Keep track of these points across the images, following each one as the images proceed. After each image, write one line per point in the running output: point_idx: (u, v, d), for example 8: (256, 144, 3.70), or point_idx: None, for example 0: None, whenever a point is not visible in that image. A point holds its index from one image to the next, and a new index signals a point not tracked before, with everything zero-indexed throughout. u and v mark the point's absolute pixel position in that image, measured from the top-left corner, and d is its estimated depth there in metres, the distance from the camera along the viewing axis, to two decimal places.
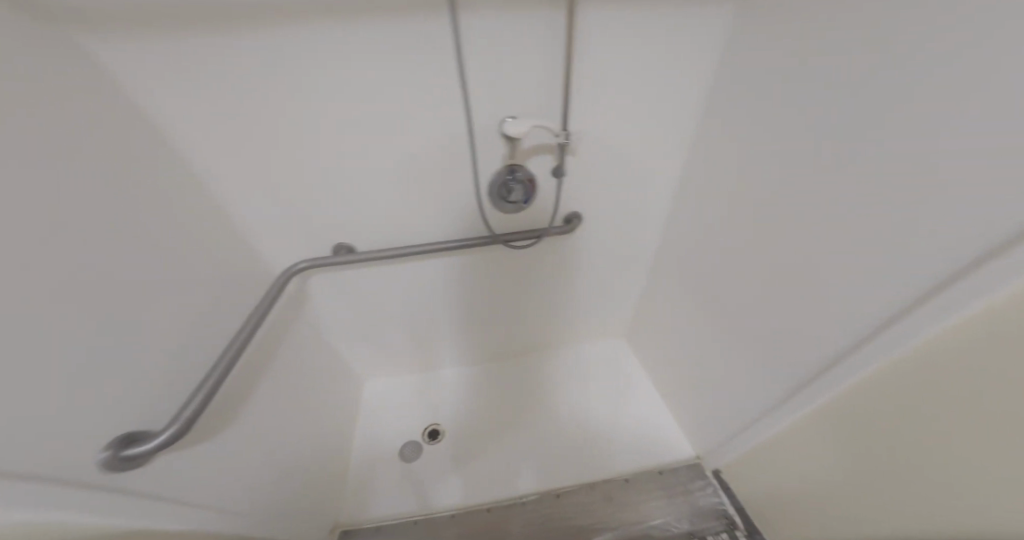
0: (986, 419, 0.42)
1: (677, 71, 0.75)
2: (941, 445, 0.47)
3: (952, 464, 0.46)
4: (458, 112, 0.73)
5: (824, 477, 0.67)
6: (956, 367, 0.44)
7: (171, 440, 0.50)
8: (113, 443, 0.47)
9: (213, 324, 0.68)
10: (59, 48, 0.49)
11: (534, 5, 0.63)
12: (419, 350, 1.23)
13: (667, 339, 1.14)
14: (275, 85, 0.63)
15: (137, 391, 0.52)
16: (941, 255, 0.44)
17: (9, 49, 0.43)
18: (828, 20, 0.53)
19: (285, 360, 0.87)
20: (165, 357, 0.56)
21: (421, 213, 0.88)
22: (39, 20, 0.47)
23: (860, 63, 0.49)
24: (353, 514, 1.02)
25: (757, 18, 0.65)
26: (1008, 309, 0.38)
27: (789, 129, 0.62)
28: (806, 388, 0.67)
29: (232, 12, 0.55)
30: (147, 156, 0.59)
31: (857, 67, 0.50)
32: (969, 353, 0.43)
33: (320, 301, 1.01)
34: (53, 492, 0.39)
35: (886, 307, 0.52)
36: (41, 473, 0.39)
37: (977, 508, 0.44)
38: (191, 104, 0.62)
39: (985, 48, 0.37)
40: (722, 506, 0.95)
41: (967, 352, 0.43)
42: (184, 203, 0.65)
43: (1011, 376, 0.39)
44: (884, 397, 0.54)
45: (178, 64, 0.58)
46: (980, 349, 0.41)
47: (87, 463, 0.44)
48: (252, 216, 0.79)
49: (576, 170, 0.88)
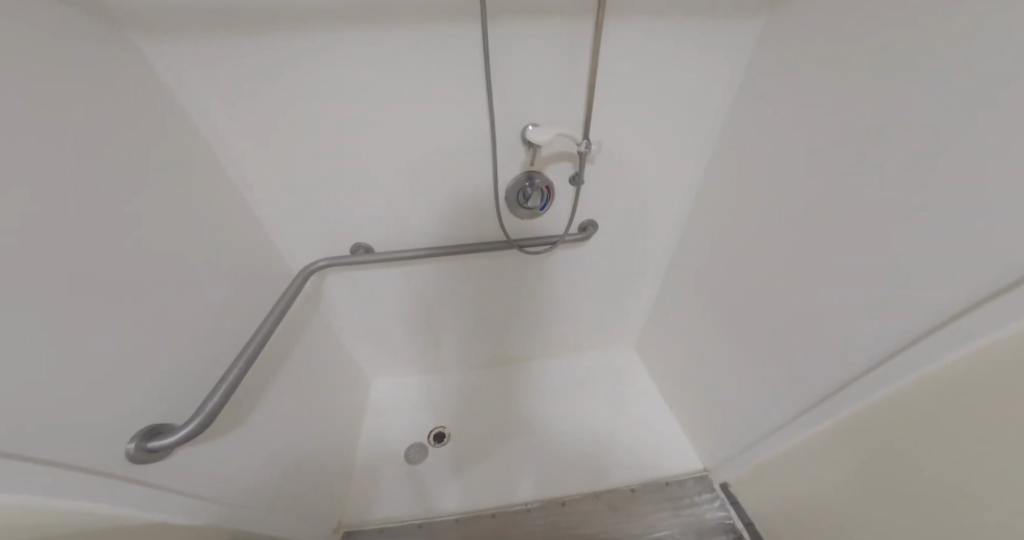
0: (989, 431, 0.42)
1: (689, 80, 0.75)
2: (945, 457, 0.47)
3: (955, 473, 0.46)
4: (480, 118, 0.75)
5: (828, 492, 0.66)
6: (960, 384, 0.45)
7: (196, 432, 0.51)
8: (138, 435, 0.49)
9: (230, 321, 0.69)
10: (98, 44, 0.51)
11: (552, 17, 0.65)
12: (427, 352, 1.24)
13: (675, 350, 1.14)
14: (278, 85, 0.65)
15: (157, 384, 0.54)
16: (948, 277, 0.45)
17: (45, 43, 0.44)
18: (841, 41, 0.54)
19: (298, 357, 0.88)
20: (184, 351, 0.58)
21: (437, 216, 0.89)
22: (78, 19, 0.49)
23: (874, 82, 0.50)
24: (357, 514, 1.01)
25: (775, 36, 0.66)
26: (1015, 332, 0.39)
27: (800, 146, 0.63)
28: (814, 403, 0.67)
29: (246, 13, 0.57)
30: (169, 151, 0.61)
31: (872, 85, 0.50)
32: (974, 375, 0.43)
33: (334, 300, 1.02)
34: (74, 482, 0.40)
35: (897, 325, 0.52)
36: (62, 462, 0.40)
37: (981, 518, 0.44)
38: (221, 99, 0.66)
39: (994, 76, 0.38)
40: (729, 521, 0.93)
41: (973, 374, 0.43)
42: (205, 200, 0.67)
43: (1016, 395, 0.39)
44: (888, 416, 0.54)
45: (195, 59, 0.61)
46: (986, 370, 0.42)
47: (108, 452, 0.45)
48: (273, 208, 0.82)
49: (596, 179, 0.89)
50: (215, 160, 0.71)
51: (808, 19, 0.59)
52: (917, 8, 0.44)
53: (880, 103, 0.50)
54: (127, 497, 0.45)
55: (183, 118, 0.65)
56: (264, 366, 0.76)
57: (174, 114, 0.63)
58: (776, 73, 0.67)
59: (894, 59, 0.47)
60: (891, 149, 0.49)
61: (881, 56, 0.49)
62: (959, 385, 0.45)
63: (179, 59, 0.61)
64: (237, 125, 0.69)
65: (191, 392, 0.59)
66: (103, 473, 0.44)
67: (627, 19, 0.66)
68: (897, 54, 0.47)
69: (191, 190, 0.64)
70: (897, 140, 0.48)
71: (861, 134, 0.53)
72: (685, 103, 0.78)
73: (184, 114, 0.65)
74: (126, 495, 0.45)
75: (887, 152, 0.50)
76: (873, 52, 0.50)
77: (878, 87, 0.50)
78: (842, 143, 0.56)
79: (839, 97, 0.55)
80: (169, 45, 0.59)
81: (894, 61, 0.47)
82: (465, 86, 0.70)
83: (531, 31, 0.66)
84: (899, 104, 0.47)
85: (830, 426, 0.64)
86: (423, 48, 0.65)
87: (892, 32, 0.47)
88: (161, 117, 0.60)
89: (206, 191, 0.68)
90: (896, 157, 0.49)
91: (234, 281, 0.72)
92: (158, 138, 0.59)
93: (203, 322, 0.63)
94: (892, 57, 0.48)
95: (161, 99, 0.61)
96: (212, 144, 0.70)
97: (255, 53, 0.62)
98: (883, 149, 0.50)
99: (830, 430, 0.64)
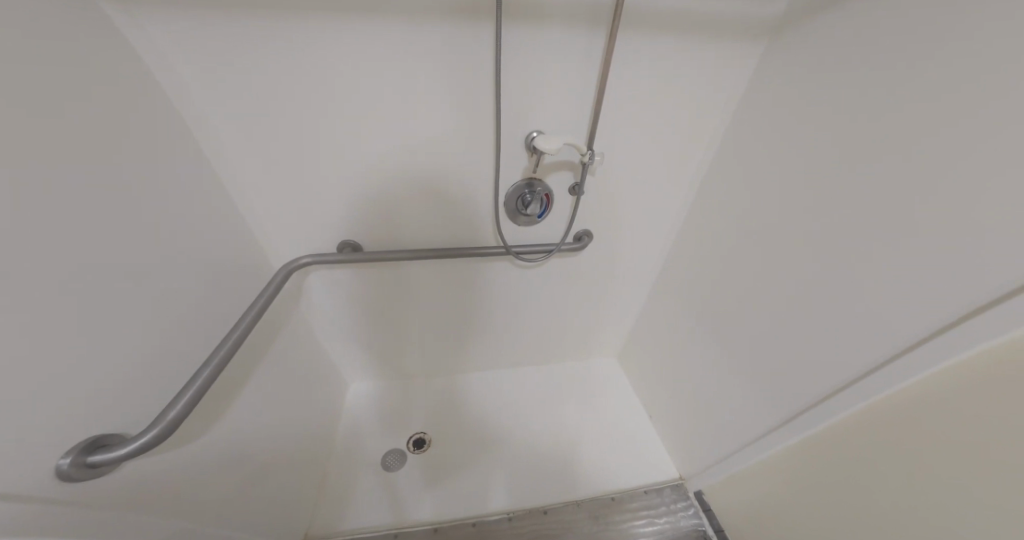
0: (972, 444, 0.45)
1: (693, 98, 0.77)
2: (923, 466, 0.51)
3: (931, 481, 0.50)
4: (488, 118, 0.73)
5: (810, 501, 0.69)
6: (944, 399, 0.48)
7: (150, 444, 0.45)
8: (76, 448, 0.42)
9: (209, 315, 0.63)
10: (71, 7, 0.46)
11: (573, 22, 0.64)
12: (410, 355, 1.21)
13: (661, 360, 1.17)
14: (274, 85, 0.62)
15: (114, 389, 0.47)
16: (938, 302, 0.48)
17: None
18: (844, 75, 0.57)
19: (274, 357, 0.83)
20: (150, 349, 0.52)
21: (433, 218, 0.87)
22: None
23: (874, 119, 0.53)
24: (327, 524, 0.96)
25: (774, 63, 0.70)
26: (1007, 350, 0.42)
27: (798, 171, 0.66)
28: (793, 416, 0.72)
29: None
30: (150, 129, 0.55)
31: (872, 120, 0.54)
32: (959, 391, 0.47)
33: (317, 298, 0.97)
34: None
35: (886, 346, 0.55)
36: None
37: (954, 521, 0.48)
38: (208, 76, 0.60)
39: (996, 117, 0.41)
40: (701, 527, 0.97)
41: (957, 390, 0.47)
42: (190, 180, 0.62)
43: (999, 407, 0.43)
44: (870, 431, 0.57)
45: (185, 30, 0.55)
46: (971, 387, 0.45)
47: (45, 464, 0.39)
48: (259, 199, 0.76)
49: (597, 190, 0.90)
50: (200, 141, 0.64)
51: (809, 51, 0.63)
52: (927, 36, 0.47)
53: (880, 139, 0.53)
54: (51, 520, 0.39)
55: (164, 100, 0.58)
56: (239, 366, 0.70)
57: (152, 95, 0.56)
58: (774, 102, 0.70)
59: (895, 100, 0.51)
60: (888, 182, 0.52)
61: (884, 95, 0.52)
62: (944, 402, 0.48)
63: (167, 35, 0.55)
64: (231, 124, 0.65)
65: (155, 396, 0.52)
66: (23, 494, 0.37)
67: (642, 34, 0.67)
68: (898, 95, 0.50)
69: (174, 172, 0.58)
70: (895, 174, 0.51)
71: (857, 167, 0.56)
72: (682, 123, 0.81)
73: (164, 95, 0.58)
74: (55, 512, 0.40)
75: (885, 185, 0.53)
76: (875, 91, 0.53)
77: (875, 125, 0.53)
78: (838, 174, 0.59)
79: (839, 130, 0.59)
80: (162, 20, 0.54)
81: (894, 102, 0.51)
82: (476, 89, 0.69)
83: (545, 39, 0.65)
84: (900, 141, 0.51)
85: (812, 439, 0.68)
86: (436, 48, 0.63)
87: (896, 74, 0.50)
88: (139, 91, 0.54)
89: (190, 177, 0.62)
90: (894, 189, 0.52)
91: (216, 276, 0.66)
92: (137, 113, 0.53)
93: (179, 317, 0.57)
94: (895, 97, 0.51)
95: (137, 70, 0.54)
96: (200, 134, 0.64)
97: (253, 32, 0.57)
98: (880, 182, 0.53)
99: (811, 442, 0.68)
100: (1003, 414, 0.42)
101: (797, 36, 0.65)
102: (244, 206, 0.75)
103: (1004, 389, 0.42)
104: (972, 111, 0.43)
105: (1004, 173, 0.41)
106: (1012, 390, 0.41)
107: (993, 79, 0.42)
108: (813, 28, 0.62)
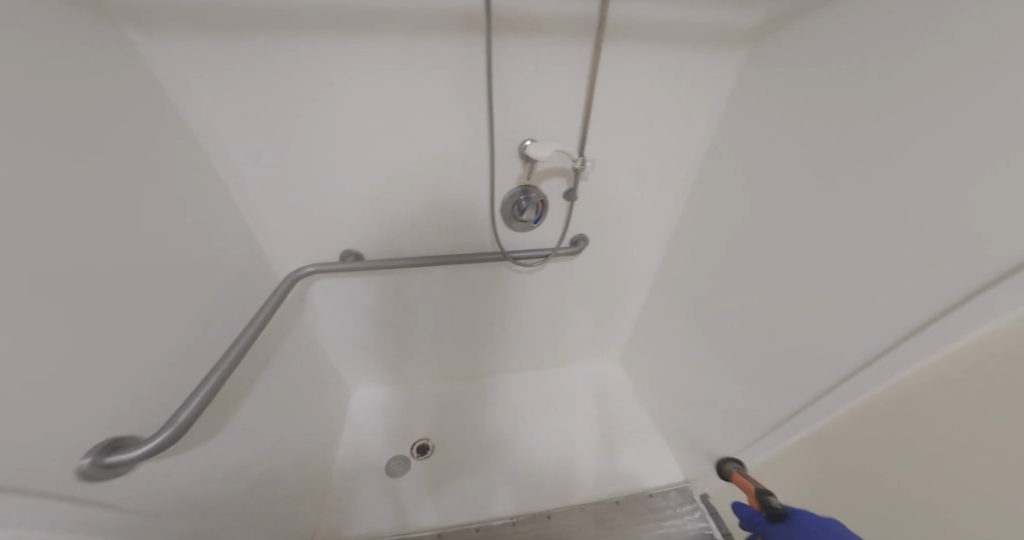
0: (942, 442, 0.46)
1: (681, 103, 0.79)
2: (905, 464, 0.51)
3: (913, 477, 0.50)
4: (481, 125, 0.75)
5: (804, 502, 0.69)
6: (920, 399, 0.49)
7: (165, 444, 0.47)
8: (94, 449, 0.44)
9: (213, 324, 0.66)
10: (106, 49, 0.51)
11: (562, 34, 0.67)
12: (410, 363, 1.22)
13: (662, 362, 1.17)
14: (262, 84, 0.64)
15: (124, 396, 0.48)
16: (919, 293, 0.49)
17: (54, 41, 0.44)
18: (826, 76, 0.60)
19: (278, 365, 0.85)
20: (156, 356, 0.53)
21: (429, 226, 0.89)
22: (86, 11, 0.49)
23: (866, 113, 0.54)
24: (332, 531, 0.97)
25: (763, 66, 0.72)
26: (971, 352, 0.43)
27: (790, 169, 0.68)
28: (794, 413, 0.72)
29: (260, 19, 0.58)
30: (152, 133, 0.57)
31: (864, 113, 0.54)
32: (930, 390, 0.47)
33: (319, 307, 1.00)
34: (37, 506, 0.36)
35: (873, 338, 0.56)
36: (28, 484, 0.36)
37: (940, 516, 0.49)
38: (218, 89, 0.63)
39: (956, 124, 0.43)
40: (708, 530, 0.96)
41: (930, 389, 0.47)
42: (197, 197, 0.65)
43: (969, 403, 0.43)
44: (858, 429, 0.58)
45: (198, 52, 0.59)
46: (942, 385, 0.46)
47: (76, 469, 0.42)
48: (264, 208, 0.80)
49: (591, 195, 0.92)
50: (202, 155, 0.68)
51: (795, 54, 0.65)
52: (902, 40, 0.48)
53: (871, 135, 0.53)
54: (83, 520, 0.41)
55: (170, 109, 0.61)
56: (245, 373, 0.72)
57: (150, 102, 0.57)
58: (763, 104, 0.72)
59: (885, 93, 0.51)
60: (872, 178, 0.54)
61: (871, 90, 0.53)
62: (922, 399, 0.48)
63: (180, 58, 0.60)
64: (224, 125, 0.67)
65: (161, 404, 0.54)
66: (57, 496, 0.39)
67: (627, 40, 0.69)
68: (888, 90, 0.50)
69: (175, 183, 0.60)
70: (876, 171, 0.53)
71: (848, 168, 0.57)
72: (671, 127, 0.83)
73: (170, 105, 0.62)
74: (90, 516, 0.42)
75: (867, 179, 0.54)
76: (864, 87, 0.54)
77: (872, 121, 0.53)
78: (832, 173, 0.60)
79: (830, 127, 0.59)
80: (173, 41, 0.58)
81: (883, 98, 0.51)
82: (469, 96, 0.71)
83: (536, 51, 0.68)
84: (885, 138, 0.51)
85: (807, 437, 0.67)
86: (433, 61, 0.66)
87: (885, 68, 0.51)
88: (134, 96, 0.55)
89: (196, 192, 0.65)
90: (876, 184, 0.53)
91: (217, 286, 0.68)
92: (149, 135, 0.57)
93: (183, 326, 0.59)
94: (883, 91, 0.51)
95: (148, 85, 0.58)
96: (202, 139, 0.67)
97: (255, 48, 0.60)
98: (864, 178, 0.55)
99: (806, 440, 0.68)
100: (970, 410, 0.43)
101: (783, 40, 0.67)
102: (242, 210, 0.78)
103: (978, 386, 0.42)
104: (946, 104, 0.44)
105: (977, 162, 0.42)
106: (983, 384, 0.42)
107: (954, 81, 0.43)
108: (798, 33, 0.64)
